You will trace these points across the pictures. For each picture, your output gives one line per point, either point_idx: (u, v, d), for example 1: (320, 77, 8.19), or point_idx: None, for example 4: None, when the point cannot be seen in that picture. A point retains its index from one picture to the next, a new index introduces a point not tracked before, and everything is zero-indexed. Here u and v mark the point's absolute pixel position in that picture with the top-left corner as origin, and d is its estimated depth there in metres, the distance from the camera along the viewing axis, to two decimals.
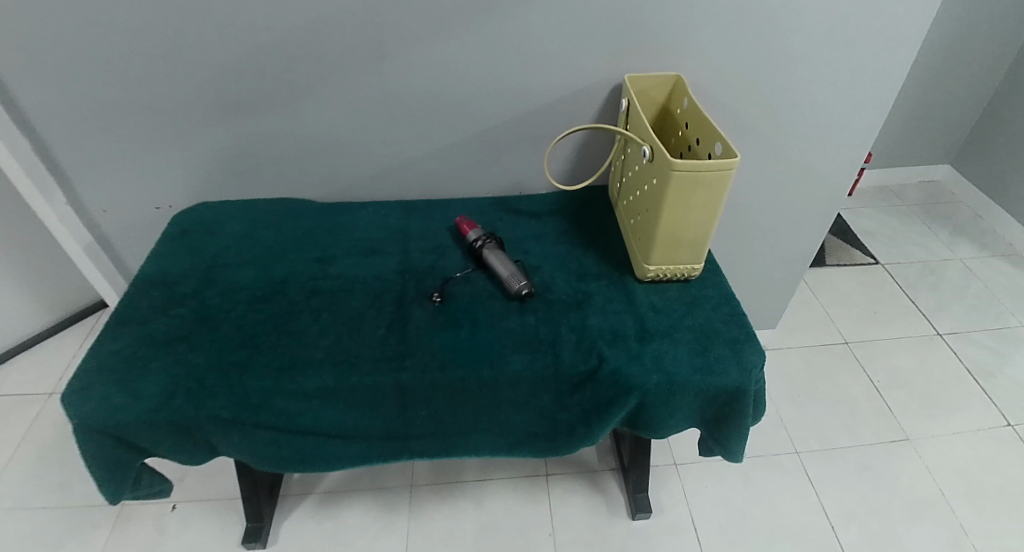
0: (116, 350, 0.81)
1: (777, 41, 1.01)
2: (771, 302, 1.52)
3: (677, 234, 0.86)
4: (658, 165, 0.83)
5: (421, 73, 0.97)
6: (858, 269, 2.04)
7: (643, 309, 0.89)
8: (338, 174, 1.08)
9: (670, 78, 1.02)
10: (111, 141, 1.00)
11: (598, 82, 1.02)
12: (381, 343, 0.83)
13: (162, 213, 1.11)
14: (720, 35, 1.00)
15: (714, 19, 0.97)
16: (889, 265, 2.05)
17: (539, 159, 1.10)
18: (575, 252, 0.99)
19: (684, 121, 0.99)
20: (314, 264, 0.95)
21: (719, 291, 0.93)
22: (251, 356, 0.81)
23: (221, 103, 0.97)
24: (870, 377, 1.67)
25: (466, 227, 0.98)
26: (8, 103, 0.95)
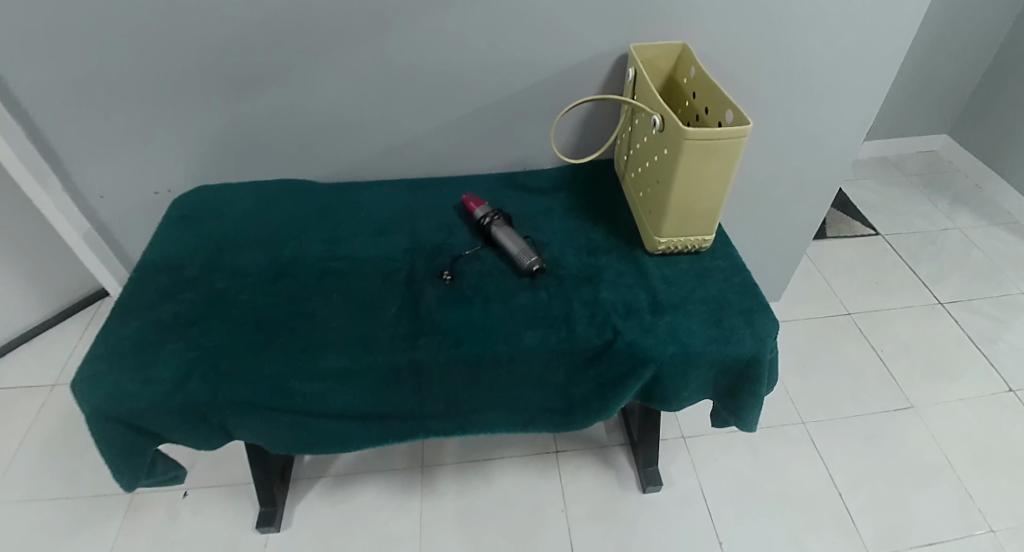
0: (124, 336, 0.80)
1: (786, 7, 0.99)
2: (776, 274, 1.52)
3: (689, 205, 0.85)
4: (669, 135, 0.82)
5: (423, 48, 0.95)
6: (860, 240, 2.04)
7: (656, 281, 0.89)
8: (340, 154, 1.06)
9: (676, 47, 1.00)
10: (108, 125, 0.98)
11: (603, 54, 1.00)
12: (393, 323, 0.82)
13: (161, 199, 1.09)
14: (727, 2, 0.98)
15: None
16: (890, 236, 2.05)
17: (543, 134, 1.08)
18: (585, 227, 0.98)
19: (691, 91, 0.98)
20: (322, 245, 0.93)
21: (731, 262, 0.92)
22: (263, 338, 0.80)
23: (219, 84, 0.95)
24: (873, 347, 1.68)
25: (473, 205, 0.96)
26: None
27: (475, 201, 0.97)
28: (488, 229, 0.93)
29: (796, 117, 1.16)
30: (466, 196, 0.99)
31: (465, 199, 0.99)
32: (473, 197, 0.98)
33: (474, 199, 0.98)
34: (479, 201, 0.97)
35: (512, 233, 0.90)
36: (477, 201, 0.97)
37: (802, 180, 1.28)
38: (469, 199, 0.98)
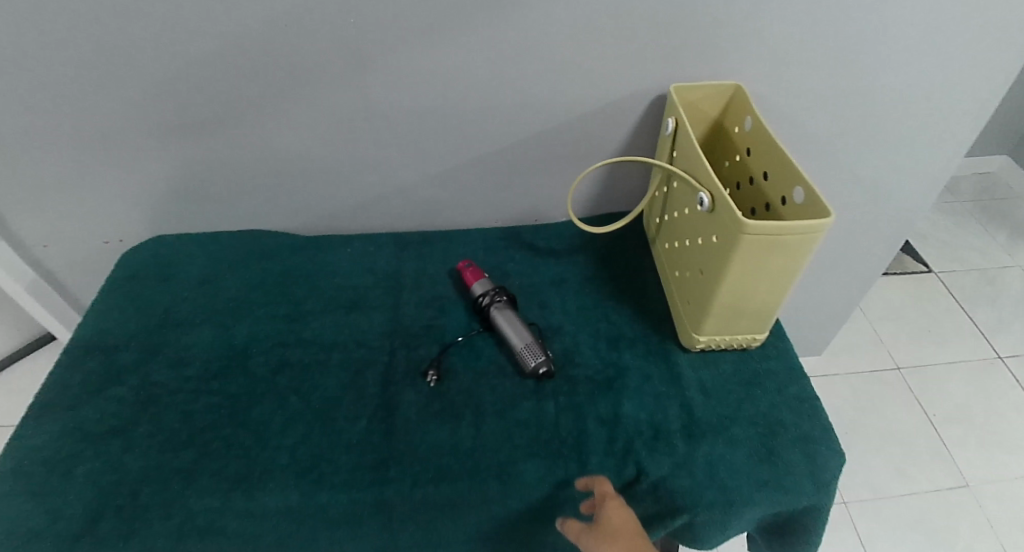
0: (35, 448, 0.65)
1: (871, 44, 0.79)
2: (820, 330, 1.33)
3: (740, 304, 0.67)
4: (719, 221, 0.63)
5: (412, 88, 0.78)
6: (907, 278, 1.81)
7: (691, 390, 0.71)
8: (317, 202, 0.90)
9: (725, 87, 0.80)
10: (43, 168, 0.82)
11: (638, 96, 0.81)
12: (362, 441, 0.66)
13: (112, 248, 0.94)
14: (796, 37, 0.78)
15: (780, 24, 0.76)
16: (945, 275, 1.82)
17: (558, 184, 0.91)
18: (606, 307, 0.81)
19: (743, 144, 0.78)
20: (286, 324, 0.77)
21: (783, 365, 0.74)
22: (202, 457, 0.64)
23: (168, 127, 0.79)
24: (924, 411, 1.47)
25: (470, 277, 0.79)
26: None
27: (474, 272, 0.80)
28: (489, 311, 0.76)
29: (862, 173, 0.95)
30: (463, 264, 0.82)
31: (461, 266, 0.82)
32: (471, 266, 0.81)
33: (473, 269, 0.81)
34: (478, 271, 0.81)
35: (517, 321, 0.74)
36: (477, 271, 0.80)
37: (861, 239, 1.08)
38: (467, 268, 0.81)
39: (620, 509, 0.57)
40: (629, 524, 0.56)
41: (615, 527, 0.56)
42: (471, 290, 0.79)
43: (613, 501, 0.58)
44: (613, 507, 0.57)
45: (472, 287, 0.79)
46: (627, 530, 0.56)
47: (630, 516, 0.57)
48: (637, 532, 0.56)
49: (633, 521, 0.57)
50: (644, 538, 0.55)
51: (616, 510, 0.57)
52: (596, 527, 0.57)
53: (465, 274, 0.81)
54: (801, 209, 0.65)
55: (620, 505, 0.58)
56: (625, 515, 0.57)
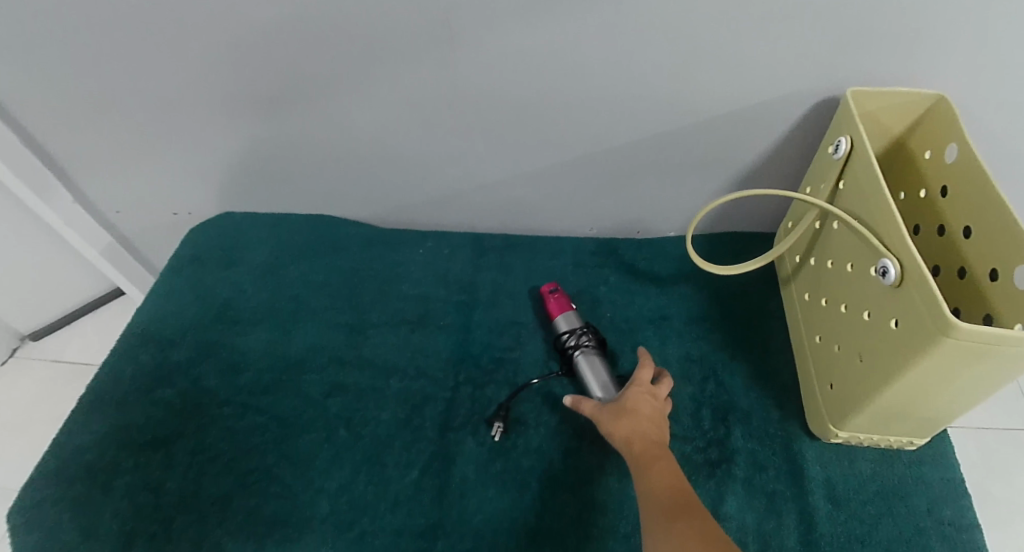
0: (80, 449, 0.61)
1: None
2: None
3: (910, 407, 0.51)
4: (911, 306, 0.46)
5: (509, 78, 0.64)
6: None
7: (814, 494, 0.57)
8: (391, 190, 0.79)
9: (923, 100, 0.59)
10: (111, 134, 0.76)
11: (794, 103, 0.63)
12: (410, 499, 0.57)
13: (182, 218, 0.89)
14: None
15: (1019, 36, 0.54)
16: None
17: (671, 194, 0.75)
18: (715, 361, 0.66)
19: (937, 179, 0.59)
20: (345, 337, 0.69)
21: (939, 476, 0.58)
22: (241, 490, 0.58)
23: (234, 102, 0.70)
24: None
25: (555, 309, 0.68)
26: None
27: (560, 301, 0.68)
28: (573, 355, 0.64)
29: None
30: (549, 287, 0.70)
31: (546, 290, 0.70)
32: (559, 292, 0.69)
33: (560, 296, 0.69)
34: (565, 300, 0.68)
35: (606, 376, 0.61)
36: (563, 300, 0.68)
37: None
38: (553, 293, 0.69)
39: (649, 397, 0.57)
40: (653, 411, 0.56)
41: (638, 405, 0.56)
42: (555, 323, 0.67)
43: (646, 389, 0.58)
44: (642, 392, 0.57)
45: (556, 320, 0.67)
46: (647, 413, 0.55)
47: (656, 406, 0.57)
48: (658, 420, 0.55)
49: (660, 413, 0.56)
50: (662, 429, 0.55)
51: (645, 396, 0.57)
52: (618, 400, 0.57)
53: (550, 301, 0.69)
54: None
55: (653, 396, 0.57)
56: (653, 405, 0.57)
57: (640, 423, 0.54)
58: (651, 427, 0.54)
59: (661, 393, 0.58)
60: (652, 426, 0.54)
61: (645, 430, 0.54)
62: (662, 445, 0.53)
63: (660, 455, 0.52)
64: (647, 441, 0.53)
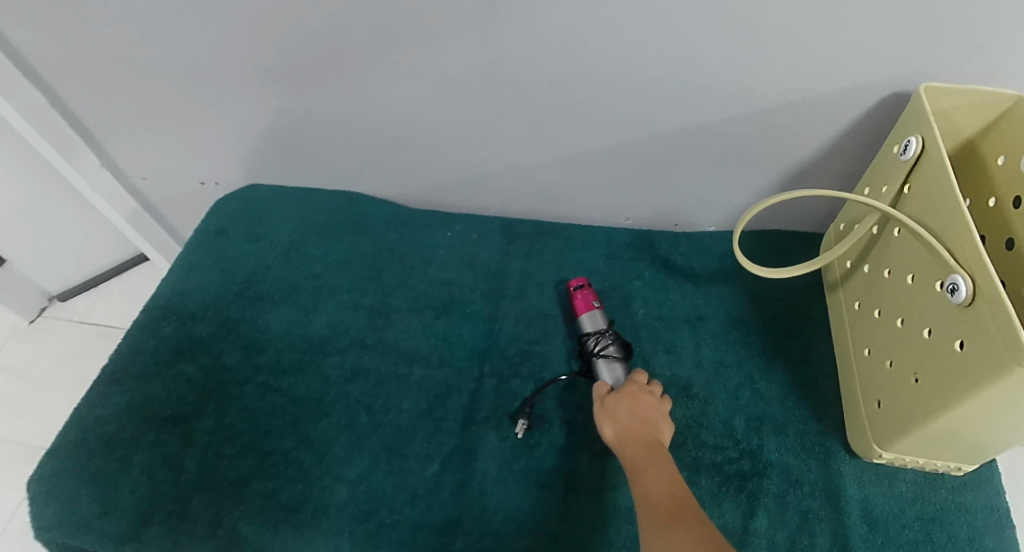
0: (101, 422, 0.60)
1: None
2: None
3: (965, 433, 0.48)
4: (979, 329, 0.42)
5: (552, 59, 0.60)
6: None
7: (851, 515, 0.54)
8: (421, 170, 0.77)
9: (1001, 99, 0.54)
10: (139, 100, 0.74)
11: (857, 98, 0.59)
12: (428, 493, 0.56)
13: (208, 188, 0.88)
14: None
15: None
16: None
17: (714, 187, 0.72)
18: (751, 367, 0.63)
19: (1009, 187, 0.54)
20: (368, 320, 0.68)
21: (983, 503, 0.54)
22: (258, 473, 0.57)
23: (263, 73, 0.68)
24: None
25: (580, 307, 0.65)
26: (12, 57, 0.70)
27: (588, 298, 0.66)
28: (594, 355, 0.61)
29: None
30: (577, 281, 0.68)
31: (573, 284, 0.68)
32: (587, 288, 0.67)
33: (588, 293, 0.66)
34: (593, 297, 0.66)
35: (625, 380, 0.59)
36: (591, 296, 0.66)
37: None
38: (581, 288, 0.67)
39: (646, 394, 0.56)
40: (650, 411, 0.55)
41: (633, 405, 0.55)
42: (580, 320, 0.65)
43: (643, 387, 0.57)
44: (638, 390, 0.56)
45: (581, 317, 0.65)
46: (643, 413, 0.54)
47: (655, 404, 0.56)
48: (653, 419, 0.54)
49: (658, 414, 0.55)
50: (659, 429, 0.54)
51: (642, 395, 0.56)
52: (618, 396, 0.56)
53: (576, 296, 0.66)
54: None
55: (651, 395, 0.57)
56: (650, 404, 0.56)
57: (632, 424, 0.53)
58: (644, 426, 0.53)
59: (657, 391, 0.57)
60: (645, 426, 0.53)
61: (639, 430, 0.53)
62: (656, 444, 0.51)
63: (652, 458, 0.50)
64: (640, 441, 0.52)
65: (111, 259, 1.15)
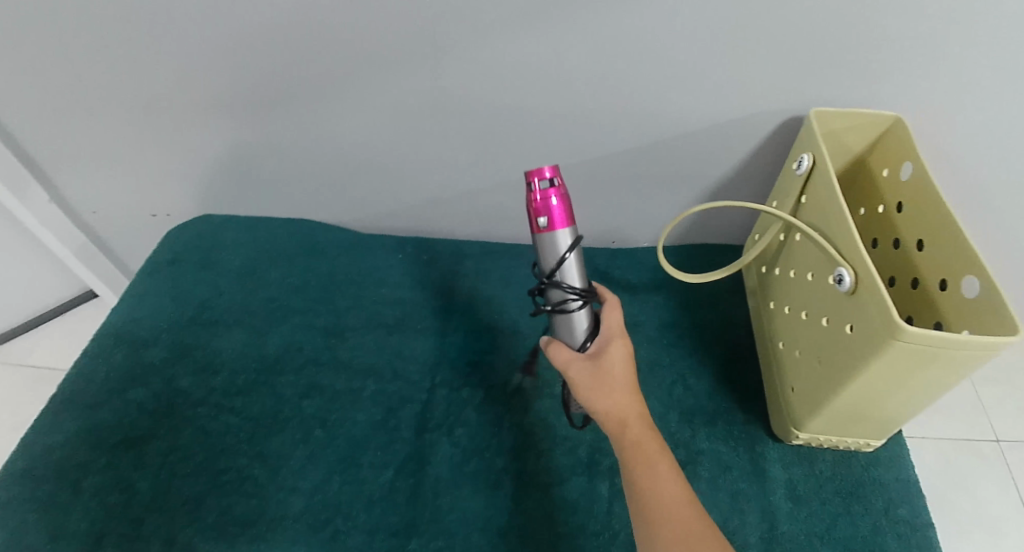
0: (49, 449, 0.60)
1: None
2: None
3: (864, 409, 0.54)
4: (863, 311, 0.49)
5: (490, 89, 0.66)
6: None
7: (776, 493, 0.59)
8: (373, 197, 0.81)
9: (880, 121, 0.62)
10: (93, 134, 0.76)
11: (761, 121, 0.66)
12: (383, 498, 0.58)
13: (160, 221, 0.89)
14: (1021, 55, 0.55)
15: (966, 63, 0.57)
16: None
17: (646, 205, 0.78)
18: (685, 367, 0.68)
19: (892, 196, 0.62)
20: (322, 339, 0.70)
21: (895, 476, 0.60)
22: (213, 490, 0.58)
23: (218, 105, 0.71)
24: None
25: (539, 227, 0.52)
26: None
27: (549, 211, 0.51)
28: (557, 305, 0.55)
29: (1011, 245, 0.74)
30: (536, 177, 0.51)
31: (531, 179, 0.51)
32: (549, 193, 0.51)
33: (547, 204, 0.51)
34: (552, 212, 0.51)
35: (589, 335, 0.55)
36: (550, 211, 0.51)
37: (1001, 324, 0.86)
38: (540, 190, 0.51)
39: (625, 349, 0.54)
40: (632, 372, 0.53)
41: (621, 369, 0.52)
42: (535, 241, 0.53)
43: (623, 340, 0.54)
44: (622, 347, 0.53)
45: (537, 239, 0.53)
46: (631, 379, 0.52)
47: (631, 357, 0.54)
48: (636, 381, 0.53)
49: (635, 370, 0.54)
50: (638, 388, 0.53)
51: (625, 353, 0.53)
52: (597, 358, 0.53)
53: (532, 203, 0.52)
54: (975, 308, 0.50)
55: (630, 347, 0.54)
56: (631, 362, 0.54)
57: (629, 400, 0.50)
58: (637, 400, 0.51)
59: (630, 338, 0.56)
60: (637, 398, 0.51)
61: (632, 404, 0.50)
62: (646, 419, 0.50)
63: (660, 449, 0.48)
64: (640, 423, 0.50)
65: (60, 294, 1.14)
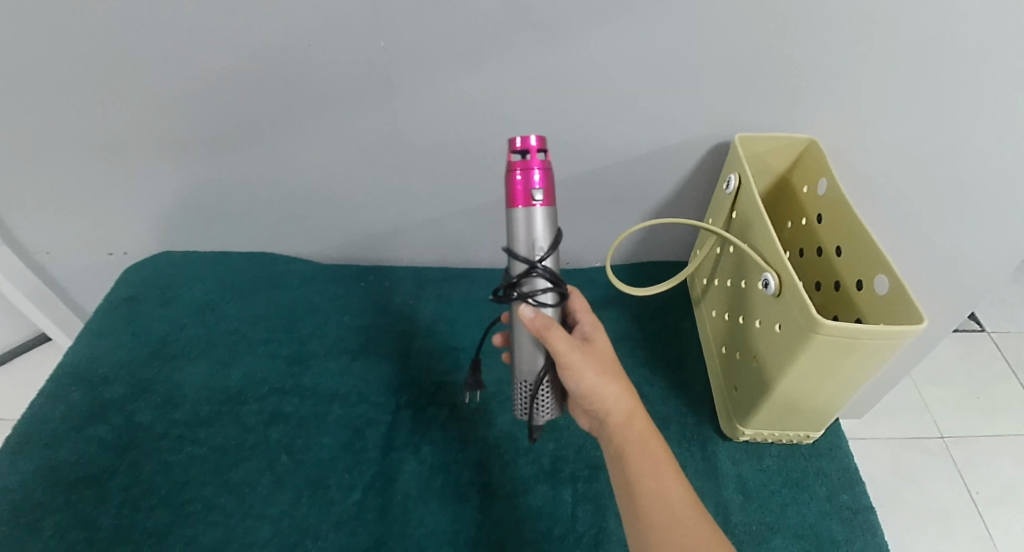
0: (3, 492, 0.59)
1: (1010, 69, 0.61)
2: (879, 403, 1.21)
3: (798, 401, 0.58)
4: (788, 310, 0.54)
5: (444, 122, 0.70)
6: (959, 335, 1.35)
7: (728, 488, 0.62)
8: (334, 229, 0.83)
9: (797, 143, 0.69)
10: (50, 174, 0.77)
11: (694, 146, 0.72)
12: (351, 518, 0.59)
13: (118, 260, 0.89)
14: (907, 78, 0.63)
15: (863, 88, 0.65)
16: (1002, 311, 1.41)
17: (596, 228, 0.83)
18: (639, 376, 0.72)
19: (812, 209, 0.69)
20: (285, 368, 0.71)
21: (837, 467, 0.65)
22: (178, 522, 0.58)
23: (178, 143, 0.73)
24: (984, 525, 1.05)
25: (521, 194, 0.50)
26: None
27: (530, 181, 0.50)
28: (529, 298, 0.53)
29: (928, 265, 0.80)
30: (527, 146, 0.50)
31: (521, 145, 0.50)
32: (539, 161, 0.50)
33: (537, 172, 0.50)
34: (540, 181, 0.50)
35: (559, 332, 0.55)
36: (540, 179, 0.50)
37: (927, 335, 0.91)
38: (528, 156, 0.50)
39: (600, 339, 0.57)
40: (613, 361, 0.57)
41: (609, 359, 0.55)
42: (515, 211, 0.51)
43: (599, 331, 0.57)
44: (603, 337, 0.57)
45: (517, 209, 0.51)
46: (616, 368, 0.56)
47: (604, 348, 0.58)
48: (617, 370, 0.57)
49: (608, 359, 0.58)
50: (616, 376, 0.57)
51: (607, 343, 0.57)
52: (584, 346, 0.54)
53: (517, 168, 0.50)
54: (887, 303, 0.56)
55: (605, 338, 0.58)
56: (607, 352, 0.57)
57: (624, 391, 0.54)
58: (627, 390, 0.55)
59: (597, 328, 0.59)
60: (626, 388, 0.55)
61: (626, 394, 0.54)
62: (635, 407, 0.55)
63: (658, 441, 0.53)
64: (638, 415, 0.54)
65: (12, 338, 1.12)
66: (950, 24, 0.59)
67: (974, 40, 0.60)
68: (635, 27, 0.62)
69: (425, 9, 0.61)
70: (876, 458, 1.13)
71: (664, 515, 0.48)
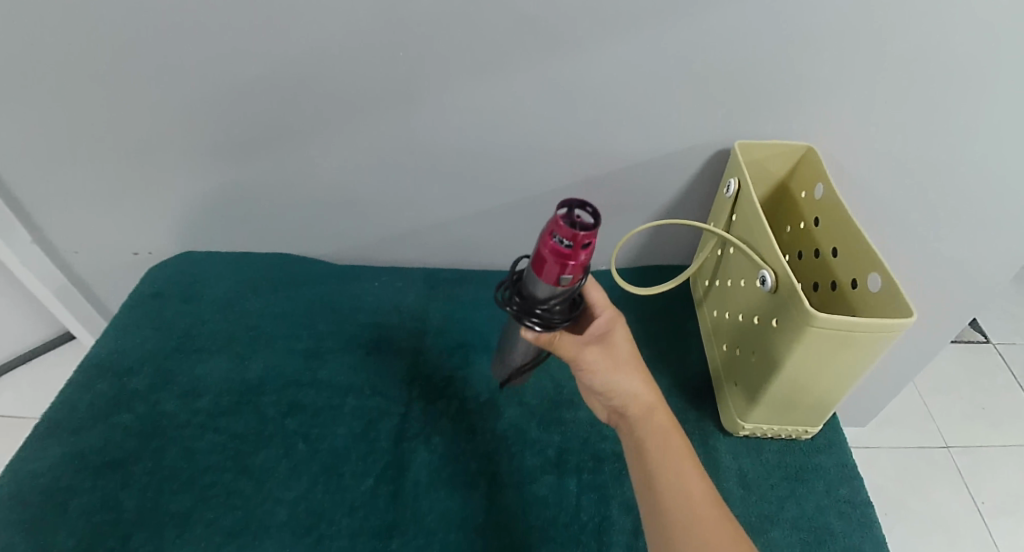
0: (35, 473, 0.62)
1: (1000, 78, 0.64)
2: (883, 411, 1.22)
3: (796, 394, 0.61)
4: (783, 305, 0.56)
5: (457, 126, 0.73)
6: (963, 345, 1.36)
7: (728, 481, 0.64)
8: (350, 230, 0.86)
9: (796, 149, 0.72)
10: (81, 176, 0.81)
11: (697, 152, 0.75)
12: (366, 503, 0.61)
13: (141, 259, 0.93)
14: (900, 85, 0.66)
15: (858, 96, 0.68)
16: (1006, 321, 1.42)
17: (602, 231, 0.85)
18: None
19: (809, 212, 0.71)
20: (303, 361, 0.74)
21: (835, 462, 0.67)
22: (199, 506, 0.60)
23: (204, 147, 0.77)
24: (987, 532, 1.06)
25: (547, 271, 0.49)
26: None
27: (560, 270, 0.49)
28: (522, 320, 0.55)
29: (930, 263, 0.82)
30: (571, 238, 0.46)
31: (567, 235, 0.46)
32: (578, 257, 0.47)
33: (571, 266, 0.48)
34: (570, 272, 0.49)
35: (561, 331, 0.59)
36: (572, 266, 0.48)
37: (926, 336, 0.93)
38: (570, 248, 0.47)
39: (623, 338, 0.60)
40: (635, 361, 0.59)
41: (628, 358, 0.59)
42: (537, 277, 0.50)
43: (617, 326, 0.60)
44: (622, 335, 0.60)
45: (539, 276, 0.50)
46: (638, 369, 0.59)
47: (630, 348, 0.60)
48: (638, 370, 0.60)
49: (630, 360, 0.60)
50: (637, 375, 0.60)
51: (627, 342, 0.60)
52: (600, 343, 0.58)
53: (553, 253, 0.48)
54: (879, 300, 0.59)
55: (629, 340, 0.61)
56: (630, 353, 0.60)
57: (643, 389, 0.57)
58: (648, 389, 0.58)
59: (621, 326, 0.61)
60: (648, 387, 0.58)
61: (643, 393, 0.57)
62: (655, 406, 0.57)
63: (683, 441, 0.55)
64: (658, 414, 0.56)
65: (34, 339, 1.18)
66: (940, 34, 0.62)
67: (964, 51, 0.63)
68: (639, 37, 0.65)
69: (442, 19, 0.64)
70: (879, 464, 1.14)
71: (681, 503, 0.50)
